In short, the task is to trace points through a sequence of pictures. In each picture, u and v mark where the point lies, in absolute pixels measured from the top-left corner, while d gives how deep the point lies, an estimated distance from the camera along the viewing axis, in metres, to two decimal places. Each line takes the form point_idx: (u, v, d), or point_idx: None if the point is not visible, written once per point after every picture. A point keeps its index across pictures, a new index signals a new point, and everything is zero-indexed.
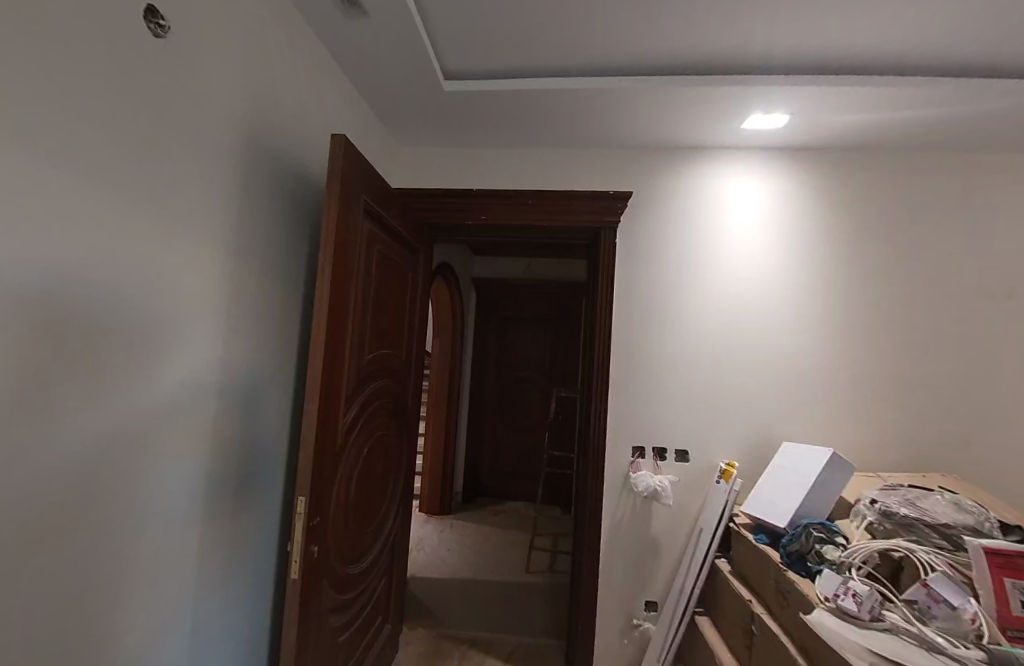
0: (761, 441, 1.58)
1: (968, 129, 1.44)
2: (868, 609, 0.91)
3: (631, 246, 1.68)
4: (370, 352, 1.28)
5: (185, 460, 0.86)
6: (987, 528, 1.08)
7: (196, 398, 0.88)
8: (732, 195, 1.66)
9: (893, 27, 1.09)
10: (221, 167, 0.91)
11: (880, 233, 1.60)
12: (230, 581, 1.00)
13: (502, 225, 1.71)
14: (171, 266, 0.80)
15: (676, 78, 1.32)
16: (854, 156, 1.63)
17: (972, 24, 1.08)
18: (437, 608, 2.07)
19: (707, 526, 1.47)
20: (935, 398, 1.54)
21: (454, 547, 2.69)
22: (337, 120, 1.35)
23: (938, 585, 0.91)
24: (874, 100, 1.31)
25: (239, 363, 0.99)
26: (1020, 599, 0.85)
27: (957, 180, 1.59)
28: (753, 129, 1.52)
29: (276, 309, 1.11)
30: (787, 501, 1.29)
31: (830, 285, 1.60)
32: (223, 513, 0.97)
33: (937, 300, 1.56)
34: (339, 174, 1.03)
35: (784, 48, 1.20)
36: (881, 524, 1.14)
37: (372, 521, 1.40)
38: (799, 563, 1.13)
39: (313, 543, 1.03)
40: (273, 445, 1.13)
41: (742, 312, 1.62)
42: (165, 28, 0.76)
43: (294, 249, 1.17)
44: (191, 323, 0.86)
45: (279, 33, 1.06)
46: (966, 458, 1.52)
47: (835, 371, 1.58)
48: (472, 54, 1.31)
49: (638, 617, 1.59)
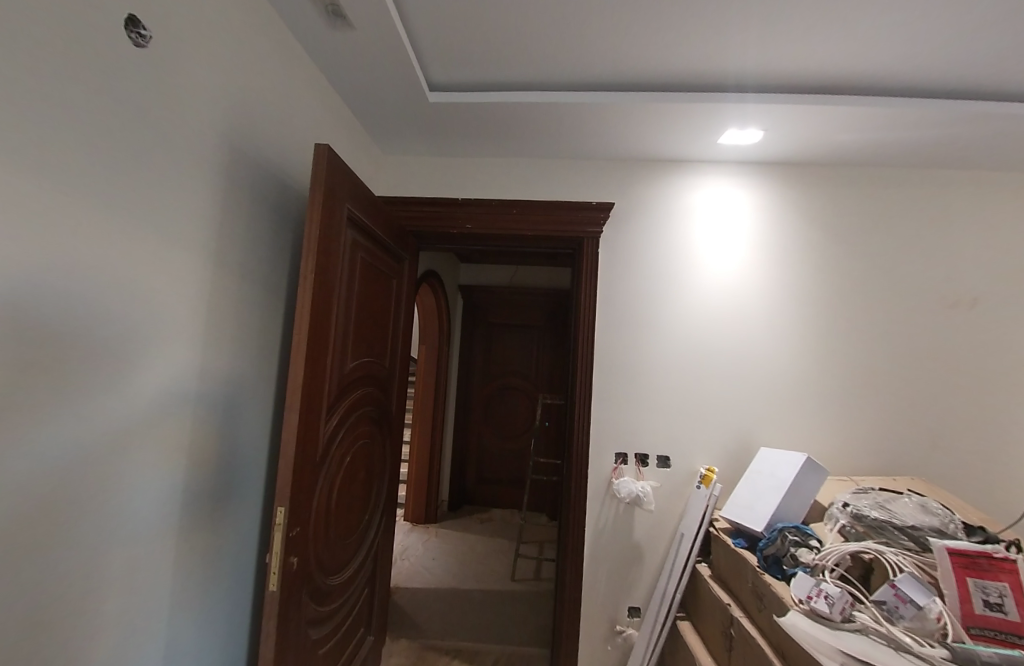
0: (739, 446, 1.61)
1: (930, 147, 1.51)
2: (840, 610, 0.93)
3: (614, 255, 1.71)
4: (352, 360, 1.28)
5: (161, 471, 0.84)
6: (952, 530, 1.12)
7: (175, 407, 0.87)
8: (711, 207, 1.71)
9: (856, 47, 1.15)
10: (202, 175, 0.91)
11: (851, 246, 1.66)
12: (207, 595, 0.98)
13: (486, 233, 1.73)
14: (150, 273, 0.80)
15: (655, 93, 1.36)
16: (825, 171, 1.70)
17: (931, 48, 1.14)
18: (420, 618, 2.05)
19: (688, 531, 1.49)
20: (905, 404, 1.60)
21: (439, 556, 2.67)
22: (322, 130, 1.36)
23: (904, 585, 0.94)
24: (842, 118, 1.37)
25: (219, 371, 0.99)
26: (982, 598, 0.90)
27: (922, 194, 1.66)
28: (729, 145, 1.58)
29: (257, 317, 1.11)
30: (764, 505, 1.32)
31: (806, 295, 1.65)
32: (200, 526, 0.95)
33: (905, 309, 1.63)
34: (323, 181, 1.04)
35: (756, 68, 1.25)
36: (853, 527, 1.18)
37: (354, 530, 1.39)
38: (775, 566, 1.15)
39: (292, 554, 1.02)
40: (252, 454, 1.11)
41: (721, 321, 1.66)
42: (146, 37, 0.76)
43: (277, 256, 1.17)
44: (169, 332, 0.85)
45: (263, 42, 1.07)
46: (934, 462, 1.57)
47: (810, 377, 1.62)
48: (457, 66, 1.33)
49: (622, 623, 1.60)
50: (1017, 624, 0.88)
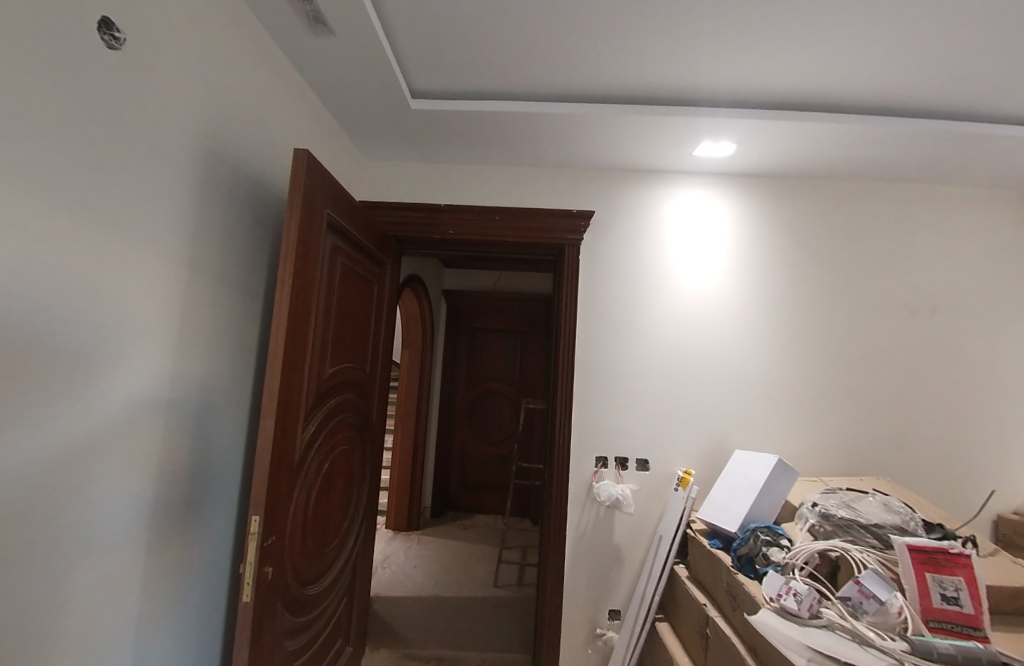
0: (715, 449, 1.65)
1: (890, 162, 1.59)
2: (808, 607, 0.97)
3: (594, 262, 1.74)
4: (331, 366, 1.27)
5: (131, 480, 0.82)
6: (912, 527, 1.16)
7: (146, 414, 0.85)
8: (687, 217, 1.76)
9: (818, 66, 1.21)
10: (177, 178, 0.90)
11: (819, 255, 1.74)
12: (177, 608, 0.95)
13: (468, 239, 1.74)
14: (121, 278, 0.78)
15: (632, 106, 1.40)
16: (794, 183, 1.77)
17: (889, 70, 1.21)
18: (401, 627, 2.02)
19: (666, 532, 1.52)
20: (870, 407, 1.67)
21: (421, 564, 2.64)
22: (302, 134, 1.36)
23: (868, 581, 0.99)
24: (809, 133, 1.44)
25: (193, 378, 0.97)
26: (939, 592, 0.94)
27: (884, 207, 1.75)
28: (704, 157, 1.63)
29: (233, 322, 1.09)
30: (737, 506, 1.36)
31: (777, 302, 1.71)
32: (171, 536, 0.93)
33: (870, 316, 1.70)
34: (302, 186, 1.04)
35: (726, 84, 1.30)
36: (821, 526, 1.22)
37: (333, 538, 1.37)
38: (748, 565, 1.19)
39: (266, 564, 1.00)
40: (226, 462, 1.09)
41: (697, 326, 1.70)
42: (121, 40, 0.75)
43: (254, 260, 1.15)
44: (140, 337, 0.83)
45: (241, 45, 1.06)
46: (897, 461, 1.64)
47: (782, 382, 1.68)
48: (439, 74, 1.35)
49: (602, 626, 1.61)
50: (972, 616, 0.92)
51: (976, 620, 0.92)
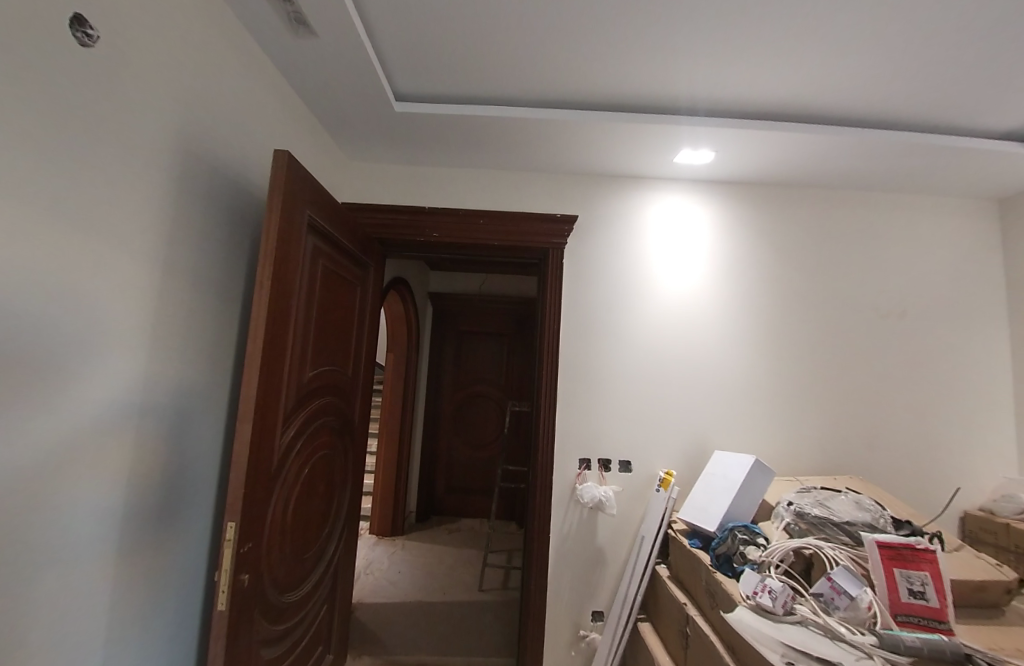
0: (695, 450, 1.68)
1: (861, 172, 1.66)
2: (782, 603, 1.00)
3: (577, 265, 1.76)
4: (312, 369, 1.26)
5: (101, 487, 0.80)
6: (882, 524, 1.20)
7: (118, 419, 0.83)
8: (668, 222, 1.79)
9: (791, 78, 1.25)
10: (153, 178, 0.88)
11: (795, 261, 1.79)
12: (149, 619, 0.93)
13: (453, 242, 1.74)
14: (92, 279, 0.77)
15: (615, 113, 1.43)
16: (771, 191, 1.82)
17: (859, 84, 1.26)
18: (384, 633, 2.00)
19: (648, 533, 1.54)
20: (844, 408, 1.72)
21: (405, 569, 2.61)
22: (283, 136, 1.34)
23: (839, 577, 1.01)
24: (785, 142, 1.48)
25: (168, 381, 0.95)
26: (907, 587, 0.97)
27: (856, 215, 1.81)
28: (685, 164, 1.66)
29: (210, 324, 1.07)
30: (716, 506, 1.38)
31: (756, 306, 1.76)
32: (143, 545, 0.90)
33: (844, 320, 1.76)
34: (282, 188, 1.03)
35: (705, 93, 1.34)
36: (797, 524, 1.25)
37: (313, 544, 1.35)
38: (726, 564, 1.22)
39: (243, 571, 0.98)
40: (203, 468, 1.07)
41: (678, 328, 1.74)
42: (94, 38, 0.74)
43: (232, 262, 1.14)
44: (112, 341, 0.81)
45: (219, 44, 1.05)
46: (869, 461, 1.70)
47: (759, 383, 1.72)
48: (422, 78, 1.35)
49: (585, 628, 1.62)
50: (938, 609, 0.95)
51: (941, 614, 0.94)
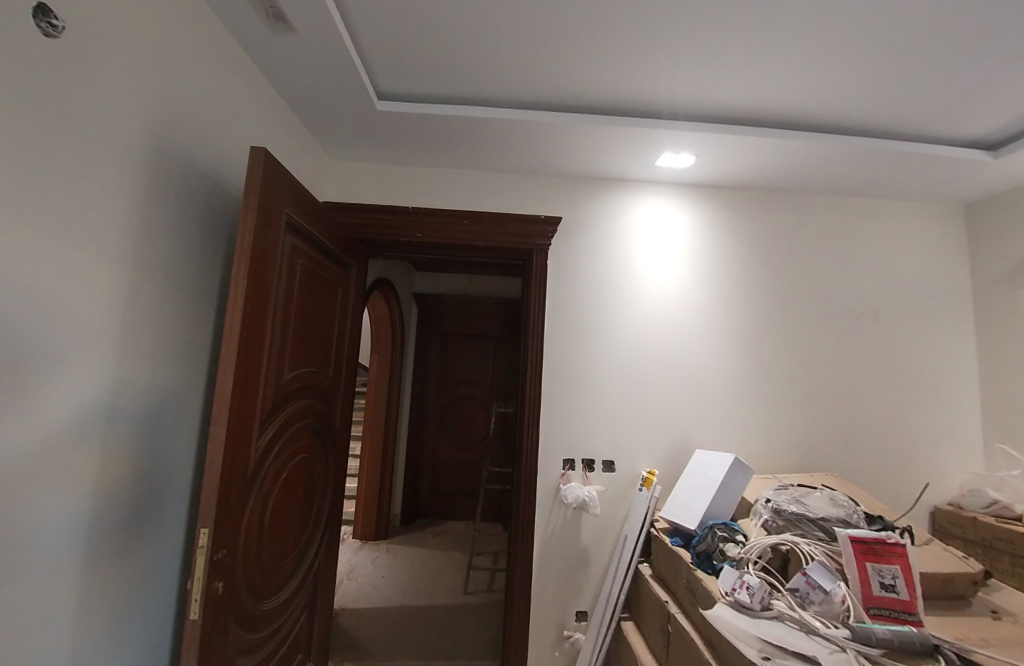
0: (677, 449, 1.70)
1: (835, 177, 1.70)
2: (759, 599, 1.01)
3: (562, 267, 1.77)
4: (290, 371, 1.23)
5: (66, 495, 0.76)
6: (855, 520, 1.23)
7: (85, 424, 0.80)
8: (651, 224, 1.81)
9: (767, 85, 1.28)
10: (124, 175, 0.85)
11: (772, 263, 1.83)
12: (119, 630, 0.89)
13: (436, 243, 1.73)
14: (56, 279, 0.73)
15: (597, 116, 1.45)
16: (749, 194, 1.86)
17: (830, 92, 1.30)
18: (367, 639, 1.97)
19: (631, 532, 1.55)
20: (819, 407, 1.76)
21: (389, 573, 2.58)
22: (262, 133, 1.32)
23: (815, 572, 1.04)
24: (761, 147, 1.52)
25: (138, 385, 0.91)
26: (878, 581, 0.99)
27: (830, 218, 1.86)
28: (666, 167, 1.69)
29: (184, 324, 1.04)
30: (697, 504, 1.40)
31: (736, 307, 1.79)
32: (112, 554, 0.87)
33: (819, 320, 1.81)
34: (258, 185, 1.00)
35: (685, 98, 1.36)
36: (774, 521, 1.28)
37: (291, 549, 1.33)
38: (706, 562, 1.23)
39: (217, 578, 0.95)
40: (176, 473, 1.03)
41: (661, 329, 1.76)
42: (59, 28, 0.71)
43: (207, 261, 1.11)
44: (79, 343, 0.78)
45: (194, 36, 1.02)
46: (843, 458, 1.74)
47: (738, 383, 1.75)
48: (405, 77, 1.34)
49: (569, 628, 1.62)
50: (908, 601, 0.97)
51: (911, 606, 0.96)
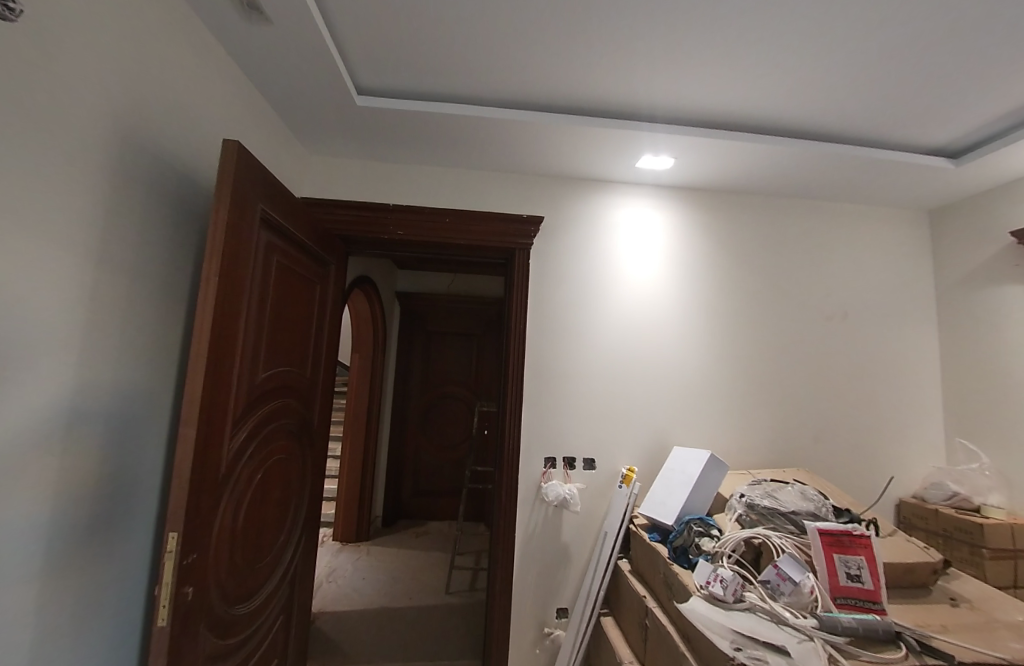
0: (656, 446, 1.73)
1: (807, 181, 1.76)
2: (732, 592, 1.04)
3: (544, 265, 1.78)
4: (265, 370, 1.21)
5: (26, 502, 0.73)
6: (824, 513, 1.27)
7: (47, 428, 0.76)
8: (632, 225, 1.84)
9: (744, 90, 1.31)
10: (89, 167, 0.82)
11: (748, 264, 1.87)
12: (83, 642, 0.86)
13: (418, 241, 1.72)
14: (16, 276, 0.70)
15: (580, 117, 1.46)
16: (726, 197, 1.90)
17: (803, 98, 1.34)
18: (346, 642, 1.94)
19: (611, 529, 1.57)
20: (791, 404, 1.82)
21: (369, 575, 2.54)
22: (236, 126, 1.29)
23: (785, 564, 1.07)
24: (739, 150, 1.55)
25: (102, 386, 0.88)
26: (845, 571, 1.03)
27: (803, 222, 1.92)
28: (647, 169, 1.71)
29: (154, 323, 1.01)
30: (674, 500, 1.43)
31: (712, 307, 1.83)
32: (76, 562, 0.83)
33: (793, 320, 1.86)
34: (230, 180, 0.97)
35: (665, 100, 1.38)
36: (748, 515, 1.32)
37: (266, 552, 1.30)
38: (683, 556, 1.26)
39: (187, 583, 0.92)
40: (144, 477, 1.00)
41: (641, 327, 1.79)
42: (16, 11, 0.66)
43: (178, 257, 1.07)
44: (40, 343, 0.75)
45: (165, 25, 0.99)
46: (814, 453, 1.80)
47: (715, 381, 1.79)
48: (387, 73, 1.33)
49: (550, 625, 1.64)
50: (872, 591, 1.01)
51: (875, 594, 1.00)
